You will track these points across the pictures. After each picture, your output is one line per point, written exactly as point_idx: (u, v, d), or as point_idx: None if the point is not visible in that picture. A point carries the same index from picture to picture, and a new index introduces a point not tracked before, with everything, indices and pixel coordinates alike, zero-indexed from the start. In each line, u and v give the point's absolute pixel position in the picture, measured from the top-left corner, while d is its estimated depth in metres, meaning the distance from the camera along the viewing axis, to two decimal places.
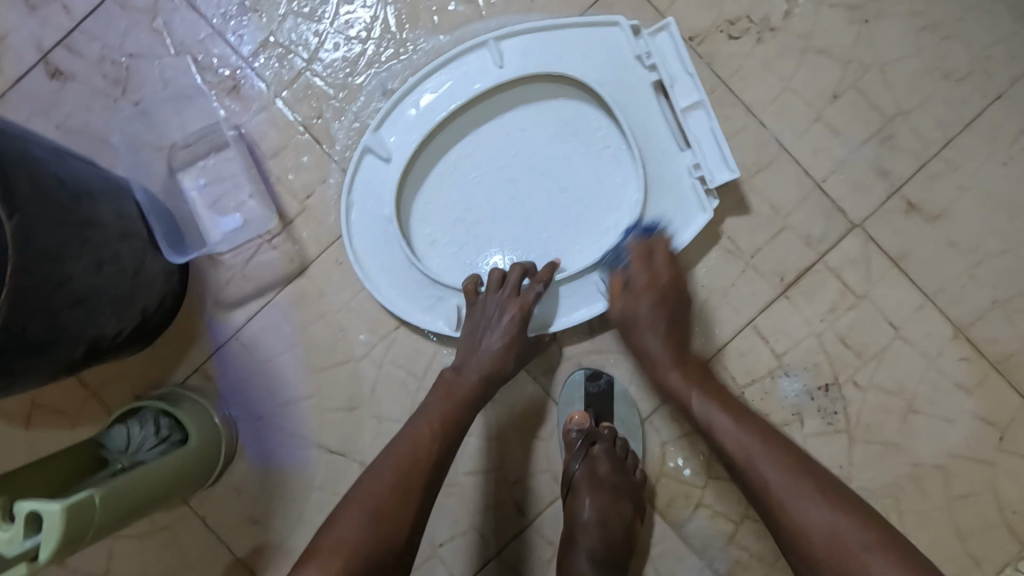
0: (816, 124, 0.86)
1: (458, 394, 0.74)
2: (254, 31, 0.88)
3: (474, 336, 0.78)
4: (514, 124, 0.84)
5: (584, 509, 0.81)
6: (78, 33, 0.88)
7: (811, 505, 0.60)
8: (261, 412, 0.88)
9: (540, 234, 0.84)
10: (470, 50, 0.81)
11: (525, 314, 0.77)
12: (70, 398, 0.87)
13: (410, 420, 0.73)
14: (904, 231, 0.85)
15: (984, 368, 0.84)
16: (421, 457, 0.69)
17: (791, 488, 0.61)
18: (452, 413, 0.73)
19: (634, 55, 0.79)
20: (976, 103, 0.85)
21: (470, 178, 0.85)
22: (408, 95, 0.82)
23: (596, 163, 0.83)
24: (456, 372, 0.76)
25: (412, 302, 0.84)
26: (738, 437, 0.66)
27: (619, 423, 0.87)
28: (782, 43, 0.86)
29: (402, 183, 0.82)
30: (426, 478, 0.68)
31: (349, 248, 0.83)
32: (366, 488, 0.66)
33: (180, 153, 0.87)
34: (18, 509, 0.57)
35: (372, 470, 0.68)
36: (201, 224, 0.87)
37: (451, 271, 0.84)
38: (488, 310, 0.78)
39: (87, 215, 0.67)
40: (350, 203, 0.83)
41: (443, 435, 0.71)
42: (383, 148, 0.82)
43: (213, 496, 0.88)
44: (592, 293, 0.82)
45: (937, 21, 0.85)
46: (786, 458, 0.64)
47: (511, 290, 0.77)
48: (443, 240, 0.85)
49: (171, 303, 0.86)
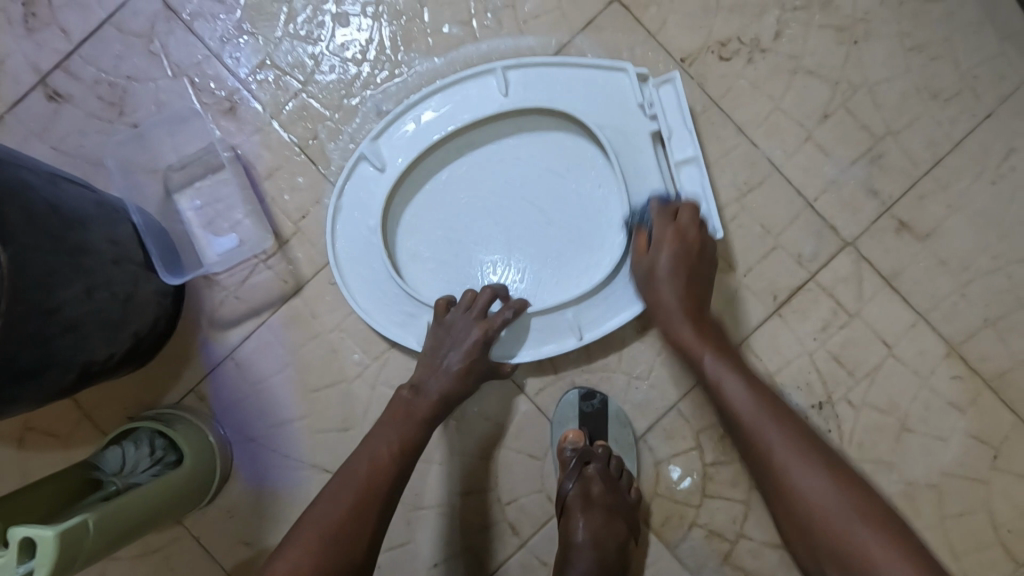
0: (806, 143, 0.87)
1: (415, 414, 0.75)
2: (250, 54, 0.89)
3: (436, 352, 0.78)
4: (509, 152, 0.85)
5: (578, 530, 0.81)
6: (76, 56, 0.89)
7: (805, 470, 0.62)
8: (252, 430, 0.88)
9: (522, 264, 0.85)
10: (477, 75, 0.82)
11: (490, 337, 0.77)
12: (64, 420, 0.87)
13: (363, 446, 0.72)
14: (896, 249, 0.86)
15: (976, 386, 0.84)
16: (377, 484, 0.69)
17: (793, 455, 0.63)
18: (411, 436, 0.74)
19: (637, 104, 0.80)
20: (964, 123, 0.86)
21: (458, 200, 0.85)
22: (409, 111, 0.83)
23: (586, 201, 0.84)
24: (415, 393, 0.76)
25: (386, 315, 0.84)
26: (745, 402, 0.67)
27: (613, 442, 0.88)
28: (772, 63, 0.87)
29: (392, 196, 0.83)
30: (385, 498, 0.69)
31: (332, 251, 0.83)
32: (325, 505, 0.66)
33: (175, 174, 0.88)
34: (11, 535, 0.57)
35: (326, 495, 0.68)
36: (197, 245, 0.88)
37: (433, 285, 0.85)
38: (454, 328, 0.78)
39: (78, 243, 0.67)
40: (337, 211, 0.83)
41: (400, 459, 0.72)
42: (378, 158, 0.82)
43: (206, 517, 0.88)
44: (563, 329, 0.82)
45: (925, 42, 0.86)
46: (790, 433, 0.65)
47: (479, 312, 0.78)
48: (426, 254, 0.85)
49: (166, 325, 0.86)
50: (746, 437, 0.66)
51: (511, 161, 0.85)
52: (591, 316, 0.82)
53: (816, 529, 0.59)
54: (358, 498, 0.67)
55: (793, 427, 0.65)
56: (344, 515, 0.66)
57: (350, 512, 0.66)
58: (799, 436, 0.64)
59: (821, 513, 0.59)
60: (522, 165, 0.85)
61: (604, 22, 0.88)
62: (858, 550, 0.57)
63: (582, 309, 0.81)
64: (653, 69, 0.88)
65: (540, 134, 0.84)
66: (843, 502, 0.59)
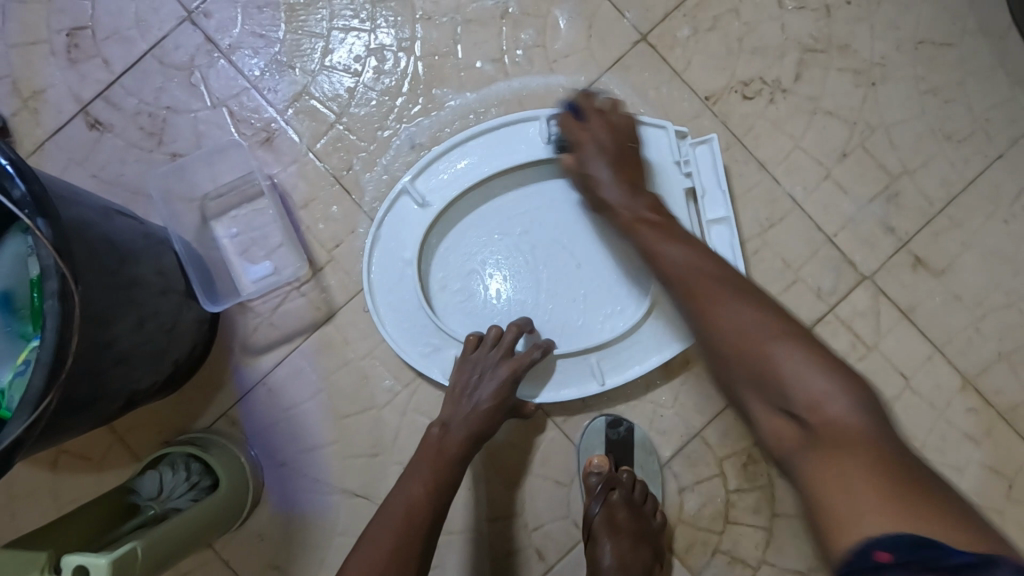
0: (825, 181, 0.90)
1: (447, 450, 0.76)
2: (287, 86, 0.91)
3: (462, 389, 0.80)
4: (543, 195, 0.88)
5: (605, 553, 0.83)
6: (117, 85, 0.91)
7: (734, 305, 0.61)
8: (284, 456, 0.89)
9: (548, 303, 0.87)
10: (523, 120, 0.85)
11: (517, 376, 0.79)
12: (97, 443, 0.88)
13: (395, 489, 0.73)
14: (911, 284, 0.89)
15: (991, 418, 0.87)
16: (415, 522, 0.70)
17: (712, 292, 0.63)
18: (445, 471, 0.75)
19: (671, 160, 0.85)
20: (977, 163, 0.89)
21: (491, 238, 0.88)
22: (451, 151, 0.85)
23: (616, 246, 0.87)
24: (445, 430, 0.78)
25: (415, 345, 0.85)
26: (678, 259, 0.68)
27: (638, 468, 0.90)
28: (793, 104, 0.90)
29: (430, 230, 0.85)
30: (425, 539, 0.70)
31: (365, 279, 0.85)
32: (361, 558, 0.66)
33: (212, 203, 0.90)
34: (65, 562, 0.58)
35: (366, 540, 0.68)
36: (233, 271, 0.90)
37: (461, 317, 0.88)
38: (480, 365, 0.80)
39: (131, 276, 0.69)
40: (374, 244, 0.85)
41: (435, 497, 0.73)
42: (419, 194, 0.85)
43: (237, 540, 0.89)
44: (585, 374, 0.85)
45: (939, 85, 0.90)
46: (721, 276, 0.65)
47: (505, 350, 0.81)
48: (457, 289, 0.88)
49: (202, 351, 0.88)
50: (676, 288, 0.66)
51: (545, 204, 0.88)
52: (614, 363, 0.84)
53: (735, 354, 0.58)
54: (396, 538, 0.68)
55: (723, 276, 0.64)
56: (386, 555, 0.67)
57: (392, 555, 0.67)
58: (734, 285, 0.63)
59: (748, 342, 0.58)
60: (555, 207, 0.88)
61: (631, 61, 0.91)
62: (777, 368, 0.55)
63: (606, 354, 0.84)
64: (679, 107, 0.91)
65: None
66: (772, 331, 0.58)
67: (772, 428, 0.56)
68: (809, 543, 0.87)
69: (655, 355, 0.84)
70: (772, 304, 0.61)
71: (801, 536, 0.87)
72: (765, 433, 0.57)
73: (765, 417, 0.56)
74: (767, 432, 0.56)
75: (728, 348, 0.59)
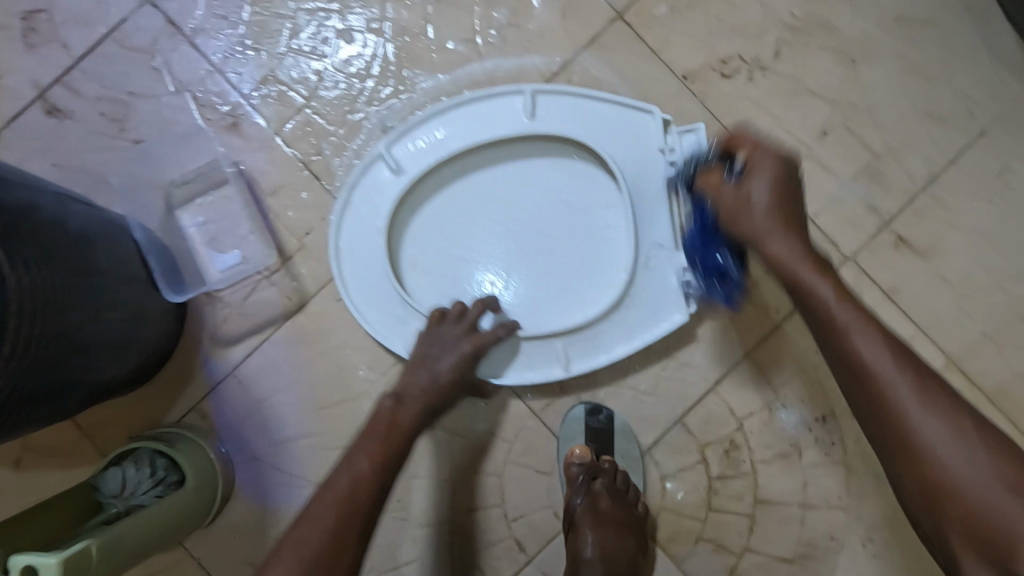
0: (806, 160, 0.88)
1: (398, 426, 0.74)
2: (253, 69, 0.89)
3: (421, 361, 0.78)
4: (522, 174, 0.85)
5: (587, 545, 0.80)
6: (77, 71, 0.88)
7: (952, 436, 0.51)
8: (258, 451, 0.87)
9: (520, 285, 0.85)
10: (507, 93, 0.83)
11: (479, 352, 0.78)
12: (62, 439, 0.86)
13: (342, 462, 0.70)
14: (895, 265, 0.87)
15: (976, 399, 0.86)
16: (360, 500, 0.66)
17: (923, 404, 0.52)
18: (395, 444, 0.72)
19: (657, 148, 0.82)
20: (960, 140, 0.88)
21: (463, 215, 0.85)
22: (432, 119, 0.83)
23: (592, 231, 0.85)
24: (397, 402, 0.76)
25: (377, 315, 0.83)
26: (882, 359, 0.54)
27: (619, 457, 0.87)
28: (773, 82, 0.89)
29: (403, 199, 0.83)
30: (369, 515, 0.66)
31: (332, 242, 0.83)
32: (303, 533, 0.63)
33: (178, 191, 0.87)
34: (14, 562, 0.56)
35: (306, 515, 0.65)
36: (199, 261, 0.87)
37: (430, 292, 0.85)
38: (444, 338, 0.79)
39: (86, 263, 0.66)
40: (343, 208, 0.83)
41: (382, 470, 0.70)
42: (394, 161, 0.82)
43: (208, 538, 0.86)
44: (550, 359, 0.83)
45: (920, 62, 0.88)
46: (925, 382, 0.53)
47: (469, 324, 0.79)
48: (428, 263, 0.85)
49: (169, 343, 0.85)
50: (873, 391, 0.54)
51: (523, 184, 0.85)
52: (581, 350, 0.82)
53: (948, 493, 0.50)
54: (336, 516, 0.64)
55: (938, 388, 0.53)
56: (325, 533, 0.63)
57: (332, 533, 0.63)
58: (949, 401, 0.53)
59: (967, 485, 0.50)
60: (534, 187, 0.85)
61: (607, 41, 0.89)
62: (996, 518, 0.48)
63: (573, 340, 0.82)
64: (657, 87, 0.89)
65: (556, 159, 0.85)
66: (998, 473, 0.50)
67: None
68: (794, 529, 0.86)
69: (624, 344, 0.82)
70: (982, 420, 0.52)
71: (786, 522, 0.86)
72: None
73: (970, 568, 0.49)
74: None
75: (936, 469, 0.51)
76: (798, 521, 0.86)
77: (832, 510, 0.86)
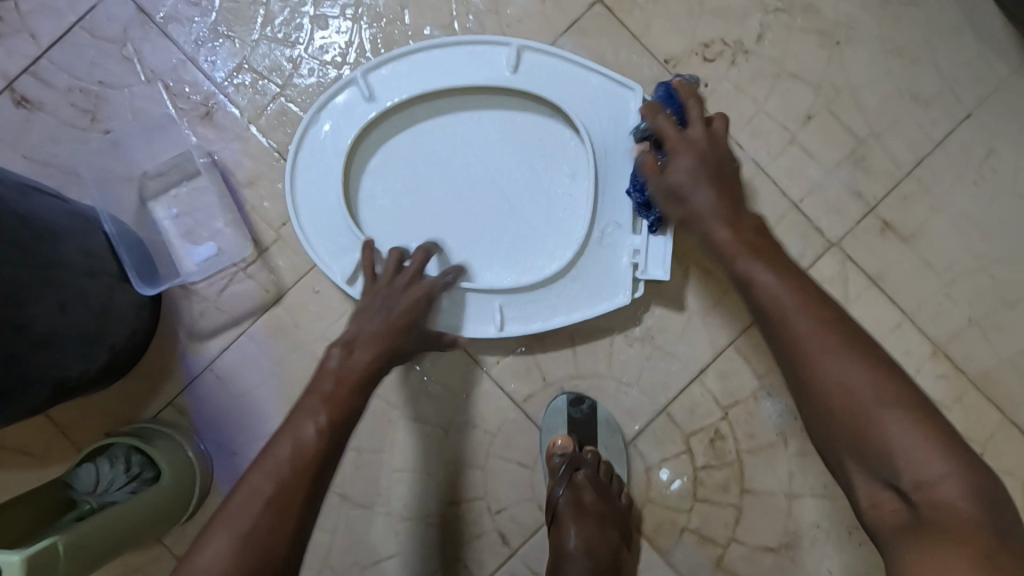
0: (790, 145, 0.87)
1: (347, 379, 0.68)
2: (226, 58, 0.87)
3: (368, 309, 0.73)
4: (490, 127, 0.84)
5: (569, 537, 0.80)
6: (46, 61, 0.86)
7: (840, 360, 0.53)
8: (237, 447, 0.86)
9: (471, 239, 0.84)
10: (494, 41, 0.80)
11: (428, 299, 0.75)
12: (36, 436, 0.84)
13: (287, 423, 0.65)
14: (880, 250, 0.86)
15: (963, 385, 0.85)
16: (304, 467, 0.61)
17: (821, 341, 0.54)
18: (343, 402, 0.66)
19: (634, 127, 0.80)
20: (945, 123, 0.86)
21: (427, 155, 0.83)
22: (416, 55, 0.80)
23: (555, 199, 0.83)
24: (347, 353, 0.70)
25: (323, 241, 0.81)
26: (779, 298, 0.58)
27: (603, 448, 0.86)
28: (755, 66, 0.87)
29: (371, 127, 0.80)
30: (315, 482, 0.62)
31: (292, 157, 0.80)
32: (242, 501, 0.59)
33: (151, 182, 0.86)
34: None
35: (246, 483, 0.61)
36: (174, 253, 0.85)
37: (381, 230, 0.83)
38: (390, 284, 0.75)
39: (50, 255, 0.66)
40: (308, 127, 0.81)
41: (331, 433, 0.64)
42: (368, 86, 0.80)
43: (188, 535, 0.85)
44: (487, 316, 0.81)
45: (904, 44, 0.87)
46: (825, 319, 0.56)
47: (416, 272, 0.76)
48: (386, 202, 0.83)
49: (144, 337, 0.83)
50: (771, 330, 0.58)
51: (490, 137, 0.84)
52: (518, 312, 0.81)
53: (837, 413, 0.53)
54: (277, 481, 0.60)
55: (834, 319, 0.56)
56: (265, 503, 0.59)
57: (273, 504, 0.59)
58: (841, 328, 0.55)
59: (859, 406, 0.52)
60: (503, 144, 0.84)
61: (587, 25, 0.87)
62: (882, 439, 0.50)
63: (511, 300, 0.81)
64: (638, 72, 0.87)
65: (528, 116, 0.83)
66: (881, 392, 0.51)
67: (868, 496, 0.52)
68: (780, 518, 0.85)
69: (562, 316, 0.81)
70: (877, 350, 0.54)
71: (771, 511, 0.85)
72: (858, 496, 0.54)
73: (861, 485, 0.53)
74: (863, 498, 0.53)
75: (825, 397, 0.53)
76: (784, 511, 0.85)
77: (818, 499, 0.85)
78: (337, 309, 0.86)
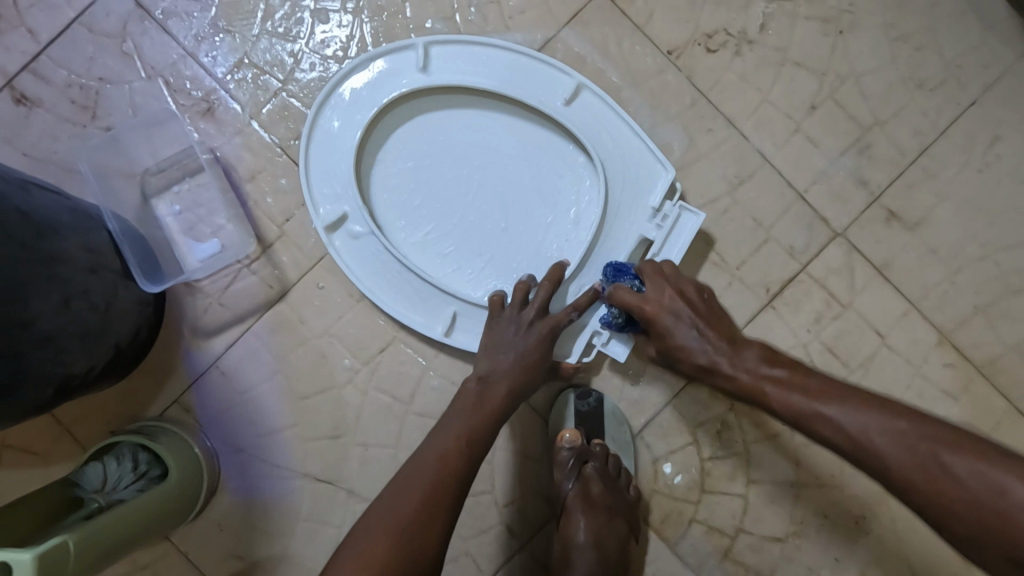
0: (794, 135, 0.86)
1: (487, 407, 0.71)
2: (227, 53, 0.86)
3: (500, 342, 0.75)
4: (512, 139, 0.83)
5: (579, 531, 0.80)
6: (45, 57, 0.85)
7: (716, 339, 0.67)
8: (241, 443, 0.86)
9: (460, 231, 0.83)
10: (555, 70, 0.81)
11: (555, 334, 0.76)
12: (42, 435, 0.84)
13: (431, 435, 0.69)
14: (886, 239, 0.86)
15: (969, 373, 0.85)
16: (448, 477, 0.65)
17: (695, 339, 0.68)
18: (482, 426, 0.70)
19: (650, 205, 0.79)
20: (950, 111, 0.86)
21: (441, 144, 0.83)
22: (479, 48, 0.81)
23: (549, 234, 0.83)
24: (484, 386, 0.73)
25: (325, 184, 0.81)
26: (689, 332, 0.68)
27: (610, 440, 0.86)
28: (759, 55, 0.87)
29: (412, 98, 0.81)
30: (456, 494, 0.65)
31: (321, 97, 0.81)
32: (394, 502, 0.63)
33: (153, 179, 0.85)
34: None
35: (394, 486, 0.65)
36: (177, 251, 0.85)
37: (381, 193, 0.83)
38: (510, 323, 0.76)
39: (52, 251, 0.65)
40: (348, 74, 0.81)
41: (470, 452, 0.68)
42: (425, 58, 0.80)
43: (194, 533, 0.85)
44: (443, 315, 0.81)
45: (909, 32, 0.87)
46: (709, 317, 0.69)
47: (540, 308, 0.76)
48: (395, 172, 0.83)
49: (148, 334, 0.83)
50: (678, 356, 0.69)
51: (509, 146, 0.83)
52: (475, 322, 0.81)
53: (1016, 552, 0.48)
54: (427, 486, 0.64)
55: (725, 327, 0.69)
56: (412, 507, 0.62)
57: (423, 505, 0.62)
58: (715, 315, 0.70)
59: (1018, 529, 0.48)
60: (519, 157, 0.83)
61: (589, 16, 0.87)
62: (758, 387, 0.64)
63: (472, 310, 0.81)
64: (640, 64, 0.87)
65: (551, 138, 0.83)
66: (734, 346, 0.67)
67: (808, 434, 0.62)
68: (789, 509, 0.85)
69: None
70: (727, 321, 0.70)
71: (778, 502, 0.85)
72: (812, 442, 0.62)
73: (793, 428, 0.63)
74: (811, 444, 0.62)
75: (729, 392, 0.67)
76: (792, 501, 0.85)
77: (826, 488, 0.85)
78: (341, 303, 0.86)
